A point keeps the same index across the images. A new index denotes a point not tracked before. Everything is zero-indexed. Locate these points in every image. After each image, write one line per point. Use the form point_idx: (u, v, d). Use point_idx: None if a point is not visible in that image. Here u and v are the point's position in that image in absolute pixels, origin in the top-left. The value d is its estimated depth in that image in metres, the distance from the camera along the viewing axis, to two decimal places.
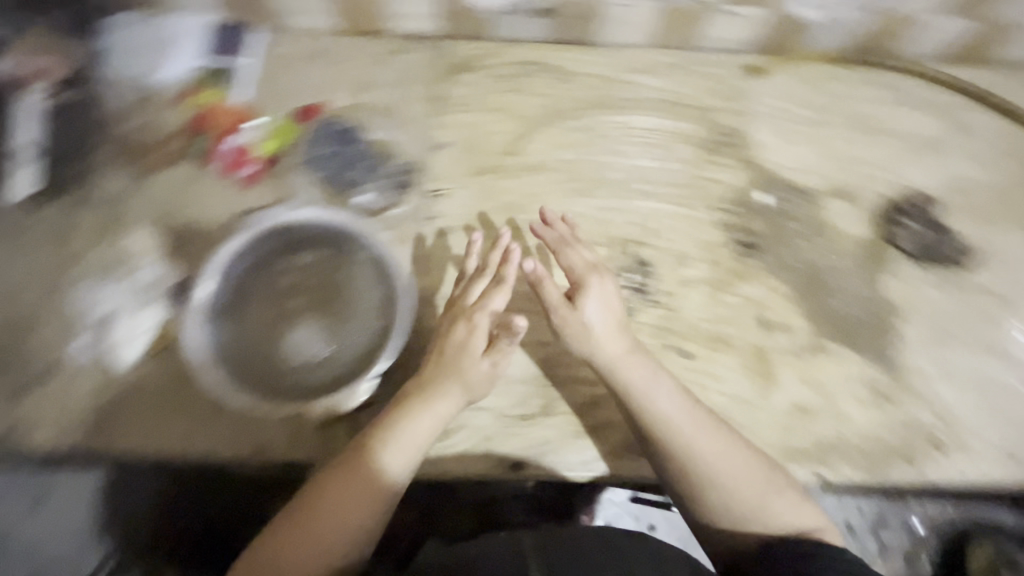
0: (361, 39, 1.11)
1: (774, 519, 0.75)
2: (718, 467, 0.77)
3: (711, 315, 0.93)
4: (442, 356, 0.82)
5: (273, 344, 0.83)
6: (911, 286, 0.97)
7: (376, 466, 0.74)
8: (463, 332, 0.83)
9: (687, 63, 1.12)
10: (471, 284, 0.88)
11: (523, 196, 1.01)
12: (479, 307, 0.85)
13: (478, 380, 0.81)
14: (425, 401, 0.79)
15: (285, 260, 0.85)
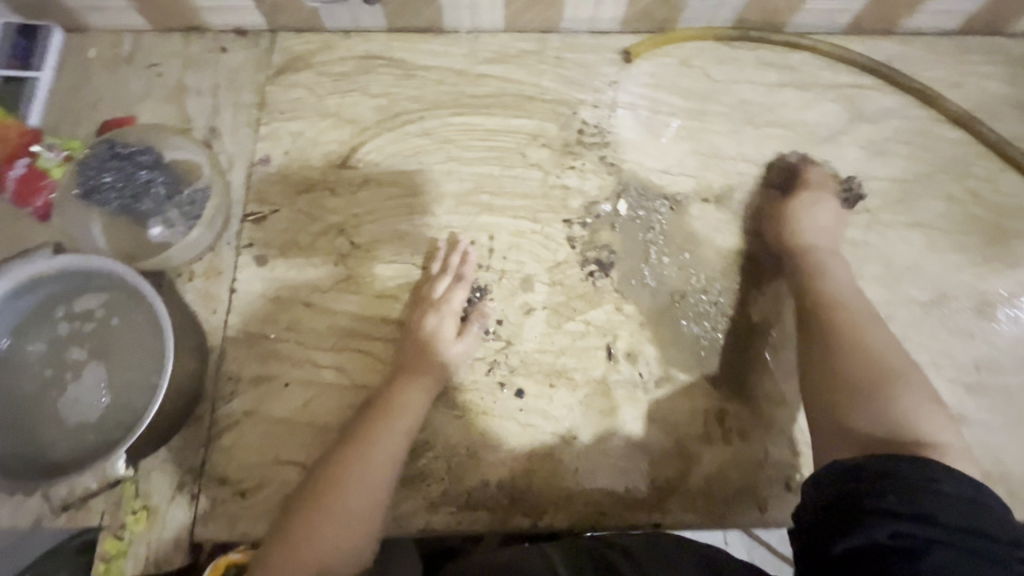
0: (184, 38, 0.99)
1: (914, 417, 0.65)
2: (858, 341, 0.73)
3: (569, 338, 0.85)
4: (413, 345, 0.82)
5: (43, 412, 0.73)
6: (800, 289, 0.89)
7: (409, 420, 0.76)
8: (433, 320, 0.82)
9: (552, 54, 1.00)
10: (437, 282, 0.85)
11: (354, 215, 0.90)
12: (445, 301, 0.83)
13: (440, 360, 0.80)
14: (400, 403, 0.77)
15: (60, 314, 0.77)
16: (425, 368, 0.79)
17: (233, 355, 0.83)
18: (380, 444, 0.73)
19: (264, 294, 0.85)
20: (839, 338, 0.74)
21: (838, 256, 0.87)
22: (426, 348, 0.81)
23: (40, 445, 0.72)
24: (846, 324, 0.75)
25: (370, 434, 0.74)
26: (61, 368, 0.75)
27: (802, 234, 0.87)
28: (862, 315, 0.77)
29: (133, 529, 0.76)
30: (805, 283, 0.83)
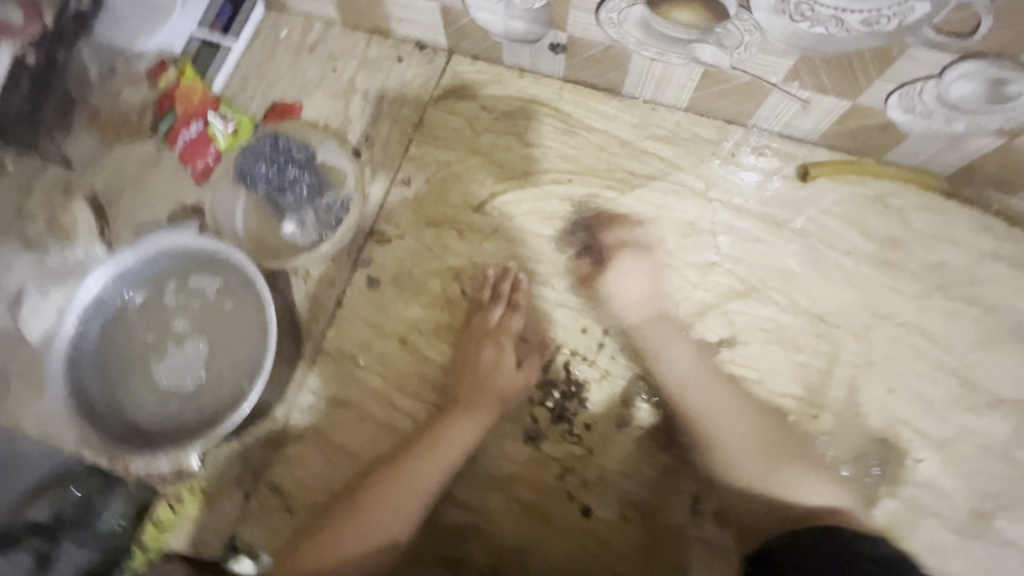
0: (366, 39, 1.00)
1: (807, 487, 0.69)
2: (724, 436, 0.73)
3: (660, 471, 0.77)
4: (464, 374, 0.80)
5: (141, 378, 0.75)
6: (938, 509, 0.76)
7: (450, 455, 0.75)
8: (490, 355, 0.80)
9: (729, 149, 0.90)
10: (488, 312, 0.83)
11: (474, 263, 0.87)
12: (502, 330, 0.82)
13: (493, 399, 0.78)
14: (449, 434, 0.76)
15: (170, 286, 0.79)
16: (477, 410, 0.77)
17: (321, 370, 0.83)
18: (422, 470, 0.74)
19: (366, 318, 0.85)
20: (700, 427, 0.75)
21: (674, 328, 0.81)
22: (480, 385, 0.78)
23: (129, 410, 0.74)
24: (732, 406, 0.75)
25: (413, 459, 0.75)
26: (165, 336, 0.78)
27: (621, 317, 0.82)
28: (718, 387, 0.77)
29: (187, 506, 0.79)
30: (648, 368, 0.80)
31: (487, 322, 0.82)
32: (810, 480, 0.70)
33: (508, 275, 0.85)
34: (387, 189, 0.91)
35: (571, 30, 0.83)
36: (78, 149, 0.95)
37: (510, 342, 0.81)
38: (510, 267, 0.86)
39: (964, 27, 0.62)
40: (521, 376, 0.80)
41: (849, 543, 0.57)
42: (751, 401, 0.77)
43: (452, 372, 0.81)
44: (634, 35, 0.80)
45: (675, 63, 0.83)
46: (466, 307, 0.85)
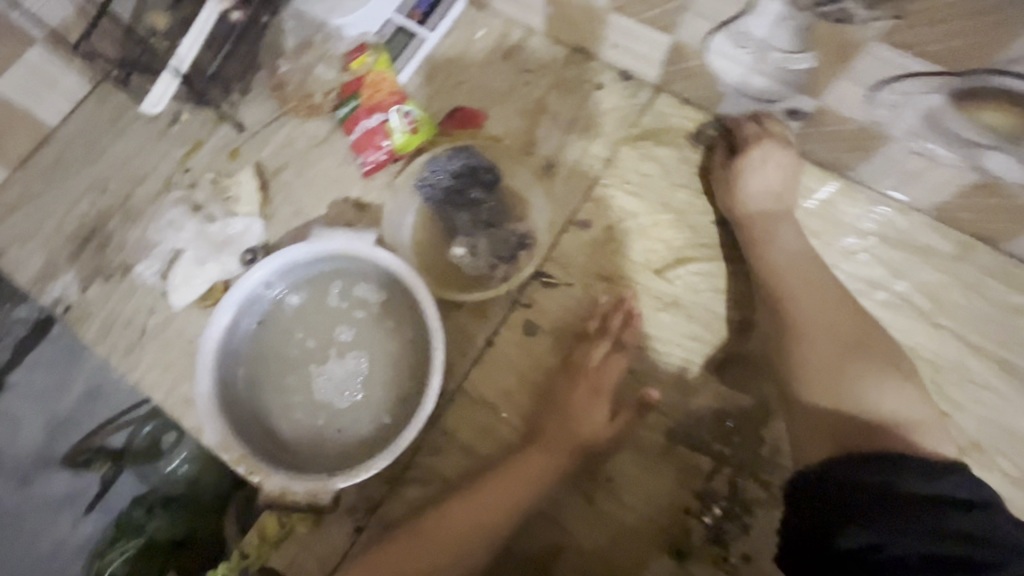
0: (567, 55, 0.90)
1: (862, 384, 0.65)
2: (813, 315, 0.70)
3: None
4: (553, 410, 0.74)
5: (295, 384, 0.71)
6: None
7: (526, 492, 0.70)
8: (584, 395, 0.73)
9: (968, 272, 0.77)
10: (595, 347, 0.75)
11: (645, 334, 0.77)
12: (601, 373, 0.75)
13: (580, 444, 0.72)
14: (526, 469, 0.71)
15: (335, 288, 0.73)
16: (561, 453, 0.71)
17: (459, 412, 0.76)
18: (491, 499, 0.69)
19: (519, 369, 0.77)
20: (793, 326, 0.71)
21: (779, 219, 0.78)
22: (570, 424, 0.72)
23: (278, 417, 0.70)
24: (839, 320, 0.71)
25: (487, 489, 0.70)
26: (324, 343, 0.72)
27: (744, 202, 0.78)
28: (822, 285, 0.74)
29: (296, 525, 0.73)
30: (756, 256, 0.76)
31: (587, 359, 0.75)
32: (883, 381, 0.66)
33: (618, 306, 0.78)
34: (563, 227, 0.82)
35: (826, 100, 0.71)
36: (253, 117, 0.92)
37: (605, 382, 0.74)
38: (617, 300, 0.78)
39: None
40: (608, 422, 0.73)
41: (893, 461, 0.54)
42: (843, 303, 0.73)
43: (542, 407, 0.75)
44: (907, 119, 0.67)
45: (945, 165, 0.69)
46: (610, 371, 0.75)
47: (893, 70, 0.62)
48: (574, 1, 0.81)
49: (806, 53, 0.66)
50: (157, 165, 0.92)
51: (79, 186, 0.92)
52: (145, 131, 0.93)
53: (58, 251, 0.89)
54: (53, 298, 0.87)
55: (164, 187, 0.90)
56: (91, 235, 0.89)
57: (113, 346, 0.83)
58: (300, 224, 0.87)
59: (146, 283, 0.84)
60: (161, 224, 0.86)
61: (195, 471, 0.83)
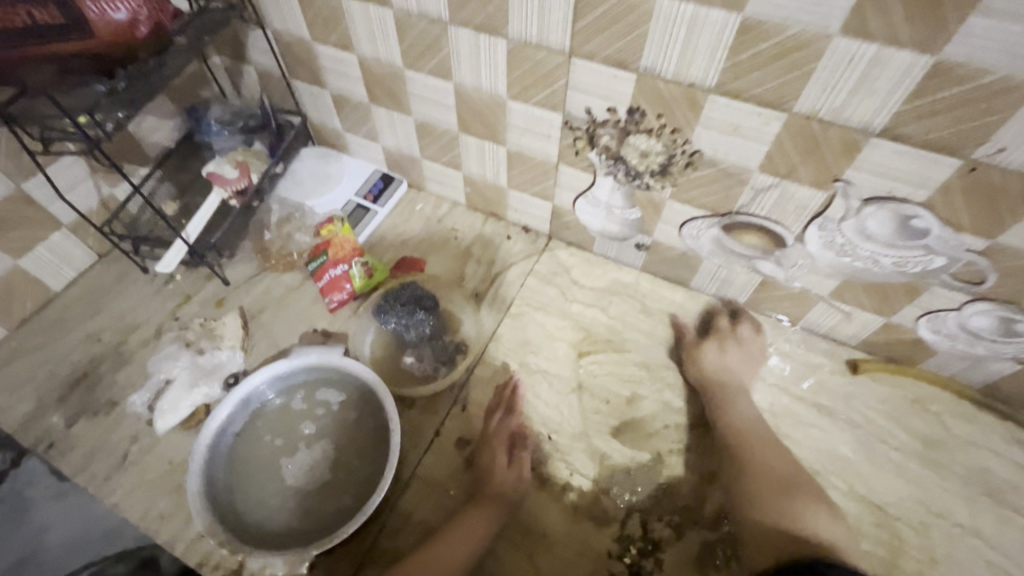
0: (483, 220, 1.25)
1: (809, 519, 0.83)
2: (762, 457, 0.90)
3: None
4: (482, 472, 0.89)
5: (269, 477, 0.84)
6: None
7: (473, 541, 0.82)
8: (499, 455, 0.90)
9: (781, 342, 1.07)
10: (494, 417, 0.95)
11: (560, 411, 0.98)
12: (518, 438, 0.94)
13: (502, 495, 0.87)
14: (468, 520, 0.84)
15: (301, 394, 0.91)
16: (491, 504, 0.86)
17: (413, 493, 0.90)
18: (450, 547, 0.81)
19: (461, 449, 0.94)
20: (745, 465, 0.89)
21: (739, 399, 0.98)
22: (495, 485, 0.87)
23: (255, 509, 0.82)
24: (771, 466, 0.89)
25: (437, 548, 0.81)
26: (295, 439, 0.88)
27: (702, 371, 1.01)
28: (772, 444, 0.93)
29: None
30: (740, 458, 0.90)
31: (509, 426, 0.94)
32: (815, 510, 0.84)
33: (512, 386, 0.99)
34: (490, 337, 1.06)
35: (656, 236, 1.06)
36: (239, 274, 1.16)
37: (517, 446, 0.92)
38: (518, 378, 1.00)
39: (977, 277, 0.81)
40: (526, 479, 0.90)
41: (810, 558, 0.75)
42: (787, 460, 0.91)
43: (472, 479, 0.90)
44: (707, 247, 1.02)
45: (738, 271, 1.03)
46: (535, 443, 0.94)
47: (685, 214, 0.98)
48: (485, 183, 1.17)
49: (635, 208, 1.02)
50: (148, 314, 1.10)
51: (73, 337, 1.08)
52: (141, 290, 1.14)
53: (48, 392, 1.01)
54: (38, 436, 0.97)
55: (155, 333, 1.07)
56: (81, 378, 1.03)
57: (94, 475, 0.93)
58: (275, 352, 1.06)
59: (134, 411, 0.98)
60: (152, 361, 1.03)
61: None
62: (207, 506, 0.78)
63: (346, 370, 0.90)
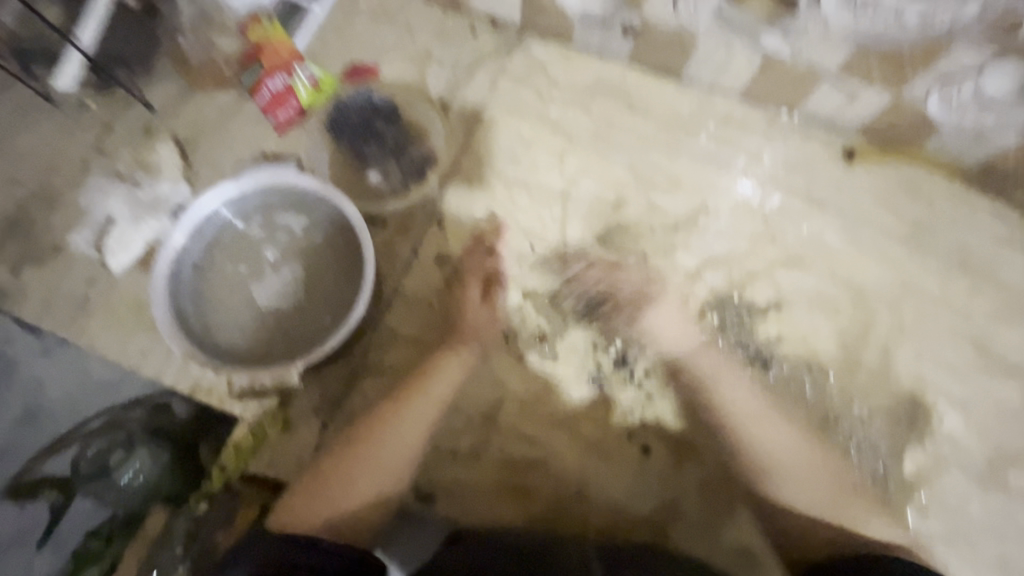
0: (443, 13, 1.05)
1: (854, 517, 0.71)
2: (759, 444, 0.74)
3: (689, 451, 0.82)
4: (463, 284, 0.87)
5: (239, 303, 0.81)
6: (959, 452, 0.83)
7: (444, 382, 0.80)
8: (471, 292, 0.85)
9: (778, 135, 0.99)
10: (469, 256, 0.89)
11: (542, 222, 0.93)
12: (494, 274, 0.87)
13: (475, 334, 0.83)
14: (440, 366, 0.81)
15: (259, 220, 0.84)
16: (465, 340, 0.82)
17: (397, 311, 0.88)
18: (419, 404, 0.77)
19: (440, 265, 0.90)
20: (740, 444, 0.76)
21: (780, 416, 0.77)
22: (464, 320, 0.84)
23: (231, 335, 0.80)
24: (810, 456, 0.74)
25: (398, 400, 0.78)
26: (261, 265, 0.82)
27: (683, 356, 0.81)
28: (769, 421, 0.75)
29: (266, 431, 0.82)
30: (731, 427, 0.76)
31: (484, 266, 0.87)
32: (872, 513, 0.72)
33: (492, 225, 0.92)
34: (461, 149, 0.96)
35: (646, 13, 0.90)
36: (161, 95, 0.99)
37: (491, 285, 0.86)
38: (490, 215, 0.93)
39: (1010, 24, 0.70)
40: (497, 318, 0.85)
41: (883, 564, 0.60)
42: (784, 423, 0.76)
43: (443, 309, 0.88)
44: (705, 21, 0.87)
45: (739, 51, 0.90)
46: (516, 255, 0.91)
47: None
48: None
49: None
50: (67, 148, 0.96)
51: None
52: (51, 120, 0.98)
53: None
54: None
55: (81, 169, 0.95)
56: (12, 222, 0.93)
57: (58, 318, 0.88)
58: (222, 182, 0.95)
59: (81, 252, 0.90)
60: (85, 199, 0.92)
61: (148, 480, 0.82)
62: (181, 335, 0.75)
63: (301, 190, 0.82)
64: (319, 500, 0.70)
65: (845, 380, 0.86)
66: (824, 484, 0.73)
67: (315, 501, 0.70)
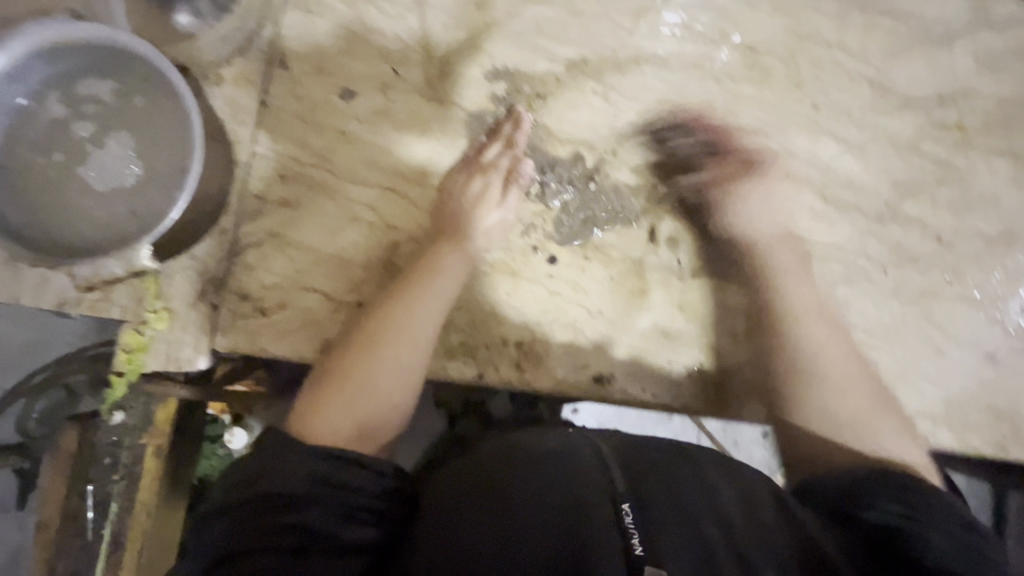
0: None
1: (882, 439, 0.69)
2: (827, 358, 0.73)
3: (598, 252, 0.80)
4: (332, 133, 0.79)
5: (73, 195, 0.70)
6: (860, 194, 0.83)
7: (452, 272, 0.73)
8: (462, 180, 0.77)
9: None
10: (486, 149, 0.79)
11: (401, 41, 0.81)
12: (494, 166, 0.77)
13: (478, 226, 0.75)
14: (438, 262, 0.73)
15: (53, 96, 0.70)
16: (463, 231, 0.75)
17: (259, 173, 0.78)
18: (424, 299, 0.70)
19: (295, 114, 0.79)
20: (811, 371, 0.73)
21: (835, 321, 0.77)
22: (468, 215, 0.75)
23: (76, 232, 0.69)
24: (866, 381, 0.73)
25: (399, 304, 0.70)
26: (75, 149, 0.70)
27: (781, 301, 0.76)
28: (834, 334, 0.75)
29: (153, 329, 0.76)
30: (768, 287, 0.78)
31: (484, 156, 0.78)
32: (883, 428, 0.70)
33: (510, 116, 0.80)
34: None
35: None
36: None
37: (505, 176, 0.77)
38: (513, 108, 0.80)
39: None
40: (509, 218, 0.77)
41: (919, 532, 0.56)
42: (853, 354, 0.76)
43: (437, 204, 0.78)
44: None
45: None
46: (380, 83, 0.80)
47: None
48: None
49: None
50: None
51: None
52: None
53: None
54: None
55: None
56: None
57: None
58: None
59: None
60: None
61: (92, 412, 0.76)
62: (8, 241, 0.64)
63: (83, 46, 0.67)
64: (341, 409, 0.62)
65: (744, 150, 0.82)
66: (854, 372, 0.73)
67: (334, 412, 0.62)
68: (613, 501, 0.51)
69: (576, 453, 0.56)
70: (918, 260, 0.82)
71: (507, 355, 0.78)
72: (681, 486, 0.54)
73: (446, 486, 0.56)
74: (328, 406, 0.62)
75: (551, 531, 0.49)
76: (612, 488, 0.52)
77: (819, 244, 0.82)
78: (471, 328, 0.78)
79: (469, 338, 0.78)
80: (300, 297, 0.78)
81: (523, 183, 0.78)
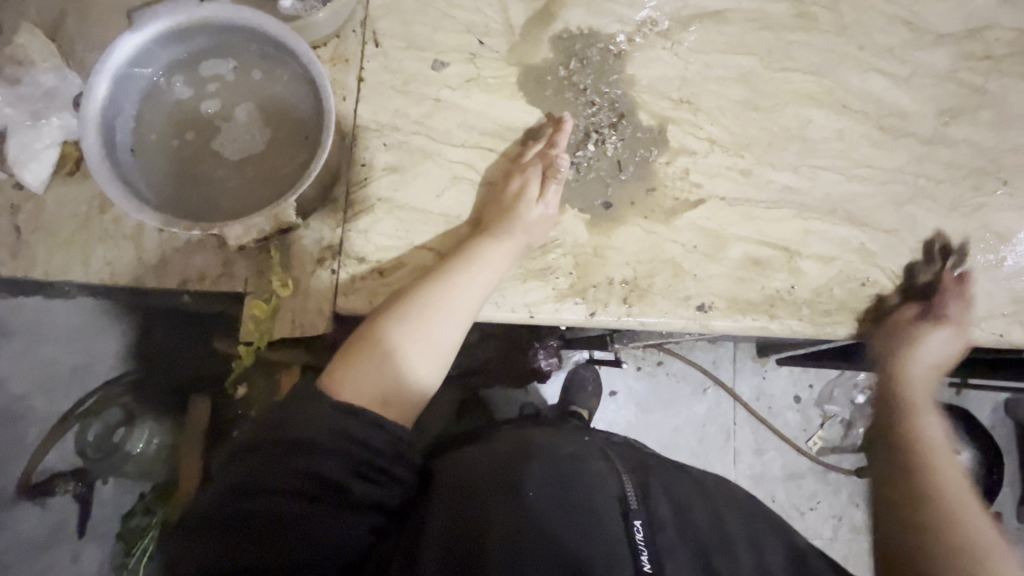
0: None
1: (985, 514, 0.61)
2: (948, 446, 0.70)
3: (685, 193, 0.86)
4: (428, 102, 0.84)
5: (206, 169, 0.73)
6: (911, 122, 0.91)
7: (484, 261, 0.76)
8: (504, 178, 0.82)
9: None
10: (528, 150, 0.84)
11: (483, 14, 0.87)
12: (533, 164, 0.82)
13: (517, 217, 0.79)
14: (475, 250, 0.76)
15: (179, 79, 0.74)
16: (505, 221, 0.78)
17: (364, 144, 0.82)
18: (461, 283, 0.73)
19: (392, 86, 0.84)
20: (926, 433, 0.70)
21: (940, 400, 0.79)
22: (507, 208, 0.79)
23: (213, 203, 0.72)
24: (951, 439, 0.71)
25: (435, 284, 0.72)
26: (204, 127, 0.74)
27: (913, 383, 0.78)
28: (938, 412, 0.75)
29: (279, 297, 0.78)
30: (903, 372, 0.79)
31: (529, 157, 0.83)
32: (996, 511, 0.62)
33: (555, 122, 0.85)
34: None
35: None
36: None
37: (544, 171, 0.81)
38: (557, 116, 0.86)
39: None
40: (549, 212, 0.81)
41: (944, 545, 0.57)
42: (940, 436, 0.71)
43: (482, 201, 0.83)
44: None
45: None
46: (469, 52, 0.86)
47: None
48: None
49: None
50: None
51: None
52: None
53: None
54: None
55: None
56: None
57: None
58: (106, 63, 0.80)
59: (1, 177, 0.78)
60: None
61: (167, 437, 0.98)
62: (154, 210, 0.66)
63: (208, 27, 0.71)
64: (369, 373, 0.64)
65: (803, 90, 0.90)
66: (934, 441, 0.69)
67: (361, 373, 0.63)
68: (625, 514, 0.57)
69: (591, 466, 0.62)
70: (970, 177, 0.90)
71: (614, 293, 0.82)
72: (687, 504, 0.61)
73: (465, 467, 0.61)
74: (355, 370, 0.64)
75: (557, 524, 0.55)
76: (625, 505, 0.58)
77: (881, 170, 0.89)
78: (577, 270, 0.83)
79: (577, 281, 0.82)
80: (413, 255, 0.81)
81: (561, 177, 0.82)
